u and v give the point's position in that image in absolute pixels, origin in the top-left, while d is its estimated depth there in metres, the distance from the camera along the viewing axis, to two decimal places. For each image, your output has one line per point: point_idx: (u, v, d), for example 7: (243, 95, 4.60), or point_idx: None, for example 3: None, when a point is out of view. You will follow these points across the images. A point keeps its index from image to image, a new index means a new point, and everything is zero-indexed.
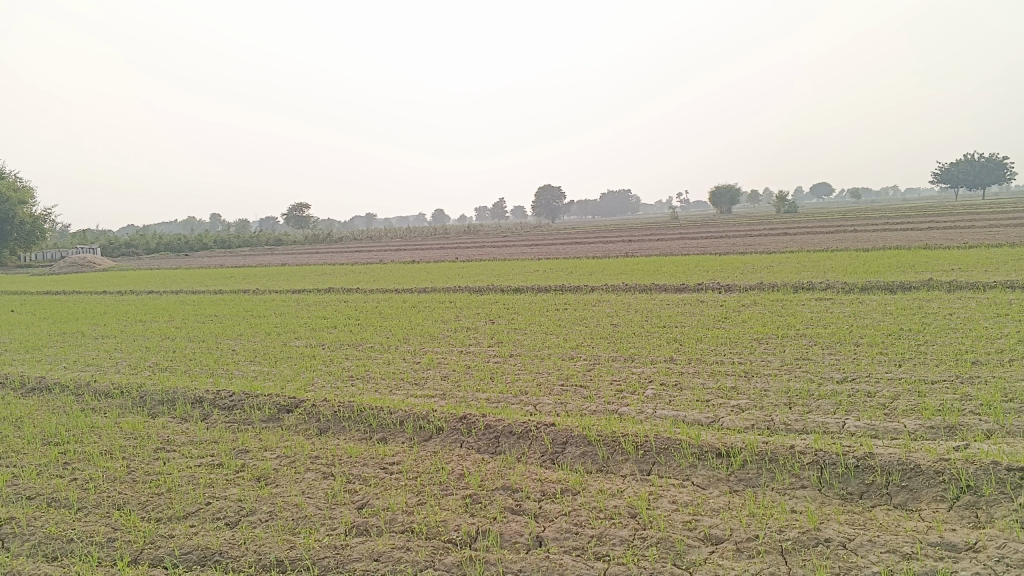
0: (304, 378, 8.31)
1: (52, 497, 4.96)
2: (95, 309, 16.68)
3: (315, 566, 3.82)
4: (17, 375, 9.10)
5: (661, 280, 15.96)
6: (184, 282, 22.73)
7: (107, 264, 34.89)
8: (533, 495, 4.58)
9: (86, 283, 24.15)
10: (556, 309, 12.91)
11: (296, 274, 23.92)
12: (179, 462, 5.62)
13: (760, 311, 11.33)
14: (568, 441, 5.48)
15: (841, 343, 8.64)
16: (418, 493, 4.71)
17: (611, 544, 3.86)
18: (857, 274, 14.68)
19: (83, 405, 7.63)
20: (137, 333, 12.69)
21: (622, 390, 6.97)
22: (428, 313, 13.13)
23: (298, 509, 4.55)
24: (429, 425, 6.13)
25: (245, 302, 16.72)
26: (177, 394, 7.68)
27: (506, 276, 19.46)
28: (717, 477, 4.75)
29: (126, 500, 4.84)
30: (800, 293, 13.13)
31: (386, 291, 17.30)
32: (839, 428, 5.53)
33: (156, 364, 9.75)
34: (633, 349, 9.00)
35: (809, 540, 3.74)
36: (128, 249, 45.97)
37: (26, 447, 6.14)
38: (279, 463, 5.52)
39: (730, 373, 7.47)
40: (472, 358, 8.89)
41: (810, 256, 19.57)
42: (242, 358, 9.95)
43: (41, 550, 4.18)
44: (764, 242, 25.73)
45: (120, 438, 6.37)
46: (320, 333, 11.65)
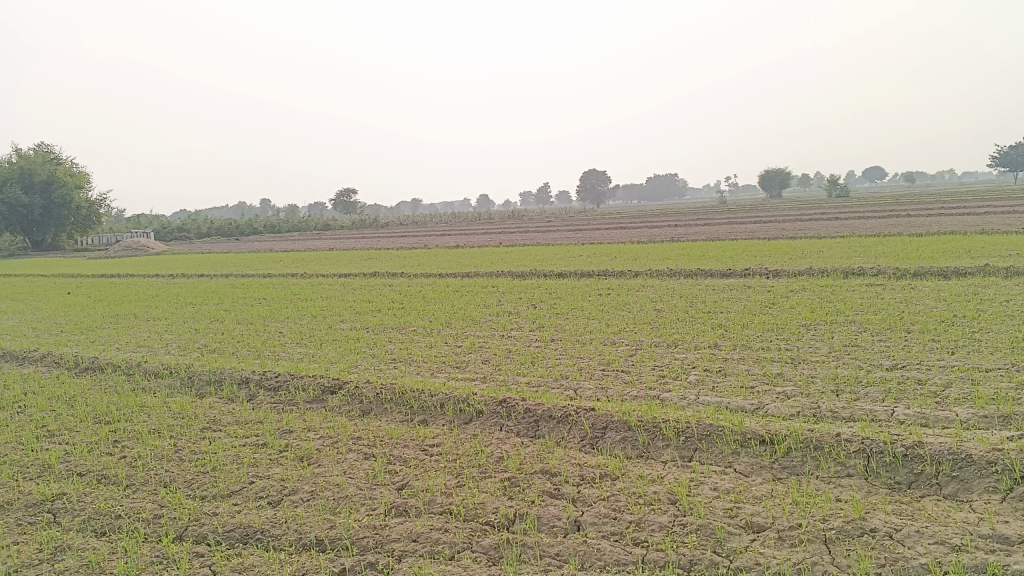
0: (348, 360, 8.40)
1: (102, 474, 5.08)
2: (149, 291, 17.10)
3: (354, 546, 3.85)
4: (71, 355, 9.35)
5: (707, 265, 15.75)
6: (234, 266, 23.16)
7: (160, 247, 35.65)
8: (572, 479, 4.56)
9: (141, 266, 24.77)
10: (599, 294, 12.82)
11: (342, 258, 24.15)
12: (225, 441, 5.72)
13: (809, 297, 11.10)
14: (608, 426, 5.44)
15: (891, 329, 8.43)
16: (458, 476, 4.72)
17: (649, 530, 3.82)
18: (909, 259, 14.34)
19: (134, 384, 7.82)
20: (188, 315, 12.96)
21: (665, 376, 6.92)
22: (471, 297, 13.16)
23: (339, 489, 4.60)
24: (469, 408, 6.14)
25: (293, 285, 16.94)
26: (224, 375, 7.83)
27: (550, 261, 19.41)
28: (761, 465, 4.67)
29: (173, 478, 4.94)
30: (849, 279, 12.85)
31: (430, 275, 17.36)
32: (887, 416, 5.40)
33: (205, 345, 9.94)
34: (676, 334, 8.91)
35: (853, 530, 3.66)
36: (180, 233, 47.00)
37: (79, 425, 6.30)
38: (323, 443, 5.58)
39: (776, 359, 7.35)
40: (514, 343, 8.89)
41: (861, 241, 19.14)
42: (289, 340, 10.09)
43: (91, 525, 4.29)
44: (813, 227, 25.25)
45: (168, 417, 6.50)
46: (364, 316, 11.76)
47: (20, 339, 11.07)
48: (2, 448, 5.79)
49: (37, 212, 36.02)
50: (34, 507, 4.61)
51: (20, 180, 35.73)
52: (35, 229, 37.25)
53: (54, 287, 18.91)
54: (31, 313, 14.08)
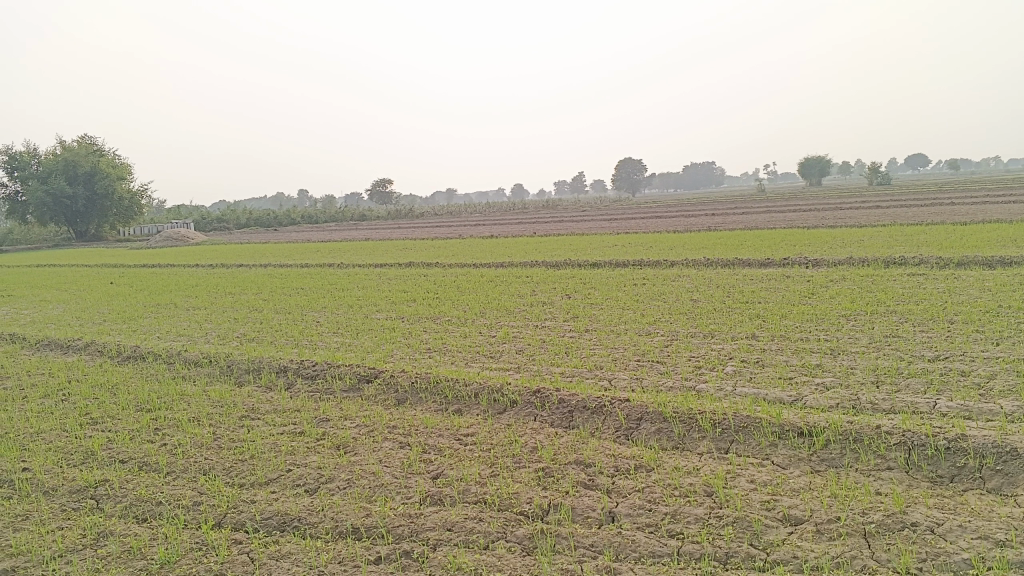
0: (383, 349, 8.45)
1: (144, 461, 5.18)
2: (188, 281, 17.36)
3: (390, 534, 3.87)
4: (114, 344, 9.52)
5: (744, 255, 15.58)
6: (272, 256, 23.42)
7: (200, 238, 36.16)
8: (606, 470, 4.54)
9: (181, 257, 25.16)
10: (634, 284, 12.74)
11: (378, 248, 24.28)
12: (263, 429, 5.79)
13: (849, 287, 10.92)
14: (643, 417, 5.41)
15: (933, 320, 8.27)
16: (492, 465, 4.73)
17: (685, 522, 3.79)
18: (953, 249, 14.04)
19: (175, 373, 7.95)
20: (226, 304, 13.13)
21: (701, 366, 6.86)
22: (505, 287, 13.16)
23: (374, 477, 4.63)
24: (503, 398, 6.14)
25: (330, 275, 17.08)
26: (262, 364, 7.92)
27: (585, 250, 19.33)
28: (798, 457, 4.61)
29: (212, 465, 5.02)
30: (890, 269, 12.61)
31: (465, 265, 17.39)
32: (929, 408, 5.30)
33: (243, 334, 10.07)
34: (712, 325, 8.83)
35: (894, 524, 3.60)
36: (220, 224, 47.65)
37: (121, 413, 6.42)
38: (359, 432, 5.62)
39: (815, 350, 7.24)
40: (548, 333, 8.87)
41: (902, 230, 18.79)
42: (325, 329, 10.18)
43: (133, 511, 4.37)
44: (853, 216, 24.84)
45: (207, 405, 6.60)
46: (400, 306, 11.83)
47: (64, 328, 11.31)
48: (48, 435, 5.92)
49: (81, 203, 36.71)
50: (78, 493, 4.71)
51: (64, 172, 36.42)
52: (79, 220, 37.99)
53: (97, 277, 19.28)
54: (76, 302, 14.37)
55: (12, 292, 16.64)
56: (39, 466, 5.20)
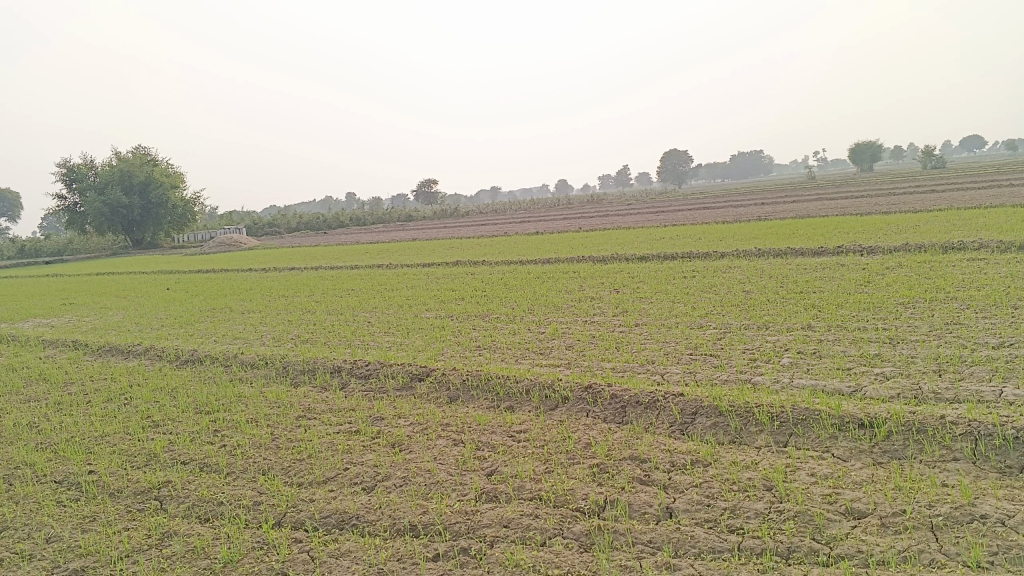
0: (435, 348, 8.50)
1: (204, 462, 5.28)
2: (242, 285, 17.66)
3: (447, 532, 3.89)
4: (172, 348, 9.73)
5: (796, 243, 15.30)
6: (323, 258, 23.74)
7: (252, 242, 36.82)
8: (662, 465, 4.49)
9: (234, 261, 25.66)
10: (683, 277, 12.61)
11: (426, 248, 24.44)
12: (319, 429, 5.86)
13: (906, 274, 10.66)
14: (698, 411, 5.35)
15: (996, 306, 8.03)
16: (546, 462, 4.72)
17: (745, 517, 3.73)
18: (1014, 232, 13.62)
19: (231, 375, 8.10)
20: (280, 307, 13.34)
21: (755, 359, 6.75)
22: (553, 283, 13.13)
23: (430, 475, 4.66)
24: (555, 394, 6.13)
25: (378, 276, 17.24)
26: (317, 364, 8.02)
27: (632, 244, 19.19)
28: (859, 449, 4.51)
29: (270, 466, 5.09)
30: (949, 254, 12.28)
31: (512, 262, 17.40)
32: (995, 396, 5.14)
33: (297, 336, 10.22)
34: (766, 316, 8.69)
35: (962, 516, 3.49)
36: (271, 228, 48.46)
37: (181, 415, 6.56)
38: (413, 430, 5.66)
39: (873, 339, 7.08)
40: (598, 328, 8.82)
41: (960, 214, 18.27)
42: (377, 329, 10.28)
43: (195, 512, 4.46)
44: (908, 201, 24.26)
45: (264, 406, 6.71)
46: (449, 304, 11.89)
47: (125, 333, 11.60)
48: (112, 438, 6.08)
49: (136, 212, 37.64)
50: (142, 494, 4.82)
51: (119, 182, 37.35)
52: (135, 227, 38.94)
53: (154, 284, 19.74)
54: (134, 308, 14.76)
55: (74, 300, 17.14)
56: (105, 468, 5.33)
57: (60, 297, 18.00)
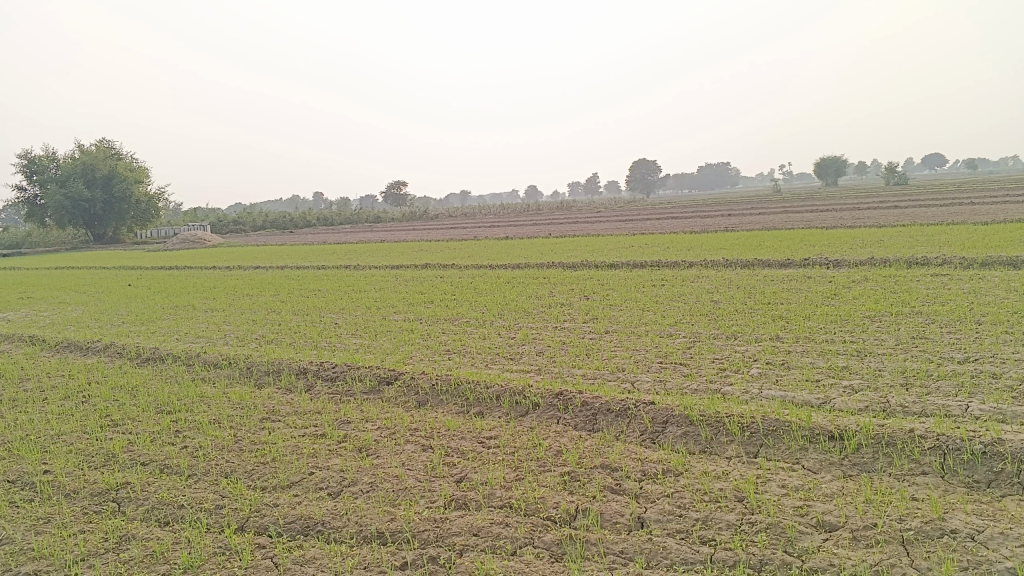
0: (403, 351, 8.41)
1: (165, 464, 5.14)
2: (206, 283, 17.38)
3: (415, 539, 3.81)
4: (133, 346, 9.52)
5: (764, 255, 15.42)
6: (289, 258, 23.46)
7: (217, 240, 36.33)
8: (634, 474, 4.46)
9: (198, 259, 25.27)
10: (653, 285, 12.65)
11: (394, 250, 24.27)
12: (284, 431, 5.74)
13: (872, 288, 10.78)
14: (669, 420, 5.33)
15: (960, 321, 8.14)
16: (517, 468, 4.66)
17: (717, 528, 3.70)
18: (975, 249, 13.87)
19: (194, 375, 7.94)
20: (244, 306, 13.13)
21: (725, 369, 6.76)
22: (522, 289, 13.09)
23: (398, 481, 4.57)
24: (525, 401, 6.07)
25: (346, 277, 17.06)
26: (282, 365, 7.89)
27: (601, 251, 19.22)
28: (829, 461, 4.51)
29: (233, 468, 4.97)
30: (913, 269, 12.45)
31: (481, 267, 17.34)
32: (961, 411, 5.19)
33: (262, 336, 10.06)
34: (735, 326, 8.73)
35: (932, 531, 3.50)
36: (236, 226, 47.87)
37: (141, 415, 6.40)
38: (380, 434, 5.57)
39: (841, 352, 7.13)
40: (568, 334, 8.79)
41: (923, 230, 18.58)
42: (344, 331, 10.16)
43: (154, 514, 4.33)
44: (873, 216, 24.64)
45: (228, 407, 6.57)
46: (418, 307, 11.79)
47: (83, 330, 11.33)
48: (68, 437, 5.91)
49: (98, 206, 36.95)
50: (99, 496, 4.67)
51: (82, 175, 36.64)
52: (97, 222, 38.25)
53: (115, 279, 19.35)
54: (94, 304, 14.43)
55: (31, 294, 16.74)
56: (60, 468, 5.17)
57: (16, 291, 17.57)
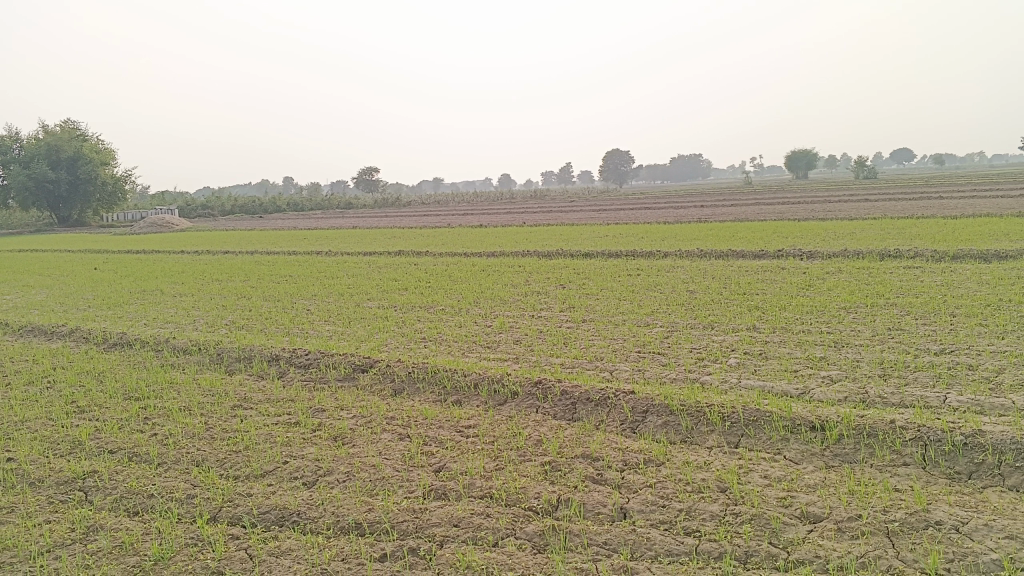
0: (378, 338, 8.29)
1: (133, 452, 5.00)
2: (175, 267, 17.08)
3: (394, 530, 3.72)
4: (99, 330, 9.30)
5: (738, 246, 15.45)
6: (259, 243, 23.15)
7: (185, 224, 35.78)
8: (615, 464, 4.40)
9: (167, 243, 24.88)
10: (628, 275, 12.62)
11: (366, 237, 24.04)
12: (256, 419, 5.62)
13: (846, 280, 10.83)
14: (649, 410, 5.28)
15: (935, 313, 8.19)
16: (496, 458, 4.59)
17: (700, 519, 3.66)
18: (946, 242, 14.02)
19: (163, 360, 7.76)
20: (214, 291, 12.91)
21: (703, 358, 6.73)
22: (498, 277, 13.00)
23: (375, 470, 4.48)
24: (504, 389, 6.00)
25: (318, 263, 16.84)
26: (254, 352, 7.74)
27: (576, 240, 19.17)
28: (811, 452, 4.49)
29: (204, 457, 4.84)
30: (886, 261, 12.54)
31: (455, 254, 17.21)
32: (940, 402, 5.20)
33: (233, 322, 9.88)
34: (712, 316, 8.72)
35: (918, 522, 3.48)
36: (205, 210, 47.18)
37: (109, 401, 6.24)
38: (356, 422, 5.47)
39: (818, 342, 7.14)
40: (544, 323, 8.72)
41: (893, 223, 18.75)
42: (317, 317, 10.00)
43: (123, 504, 4.20)
44: (844, 209, 24.85)
45: (198, 394, 6.42)
46: (392, 294, 11.65)
47: (48, 314, 11.06)
48: (33, 424, 5.73)
49: (63, 188, 36.23)
50: (65, 485, 4.52)
51: (46, 156, 35.89)
52: (62, 204, 37.51)
53: (80, 263, 18.94)
54: (58, 288, 14.12)
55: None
56: (24, 456, 5.00)
57: None
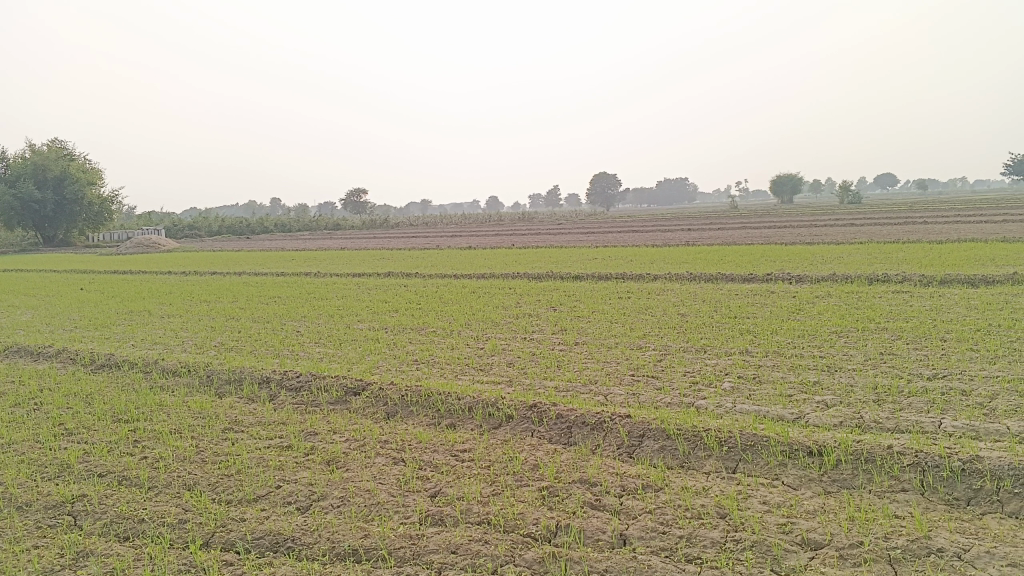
0: (369, 360, 8.23)
1: (123, 475, 4.92)
2: (162, 288, 16.98)
3: (391, 557, 3.67)
4: (87, 352, 9.19)
5: (727, 269, 15.49)
6: (247, 264, 23.07)
7: (172, 244, 35.61)
8: (613, 489, 4.37)
9: (154, 263, 24.76)
10: (619, 298, 12.64)
11: (355, 258, 23.98)
12: (248, 442, 5.55)
13: (836, 304, 10.87)
14: (646, 434, 5.25)
15: (926, 338, 8.22)
16: (493, 483, 4.54)
17: (701, 545, 3.63)
18: (933, 267, 14.13)
19: (152, 382, 7.68)
20: (202, 313, 12.82)
21: (697, 383, 6.71)
22: (488, 299, 12.99)
23: (370, 495, 4.42)
24: (498, 413, 5.96)
25: (307, 284, 16.77)
26: (244, 374, 7.67)
27: (565, 263, 19.22)
28: (809, 477, 4.47)
29: (196, 481, 4.78)
30: (874, 286, 12.62)
31: (445, 276, 17.17)
32: (935, 428, 5.19)
33: (222, 343, 9.80)
34: (704, 340, 8.72)
35: (919, 549, 3.46)
36: (191, 231, 47.02)
37: (97, 424, 6.15)
38: (350, 446, 5.42)
39: (812, 367, 7.14)
40: (537, 346, 8.69)
41: (880, 247, 18.90)
42: (307, 339, 9.93)
43: (113, 529, 4.13)
44: (831, 233, 25.04)
45: (188, 416, 6.35)
46: (382, 316, 11.60)
47: (34, 334, 10.93)
48: (19, 446, 5.64)
49: (49, 208, 36.02)
50: (54, 509, 4.44)
51: (32, 176, 35.71)
52: (47, 224, 37.29)
53: (66, 283, 18.79)
54: (44, 308, 13.98)
55: None
56: (11, 479, 4.92)
57: None
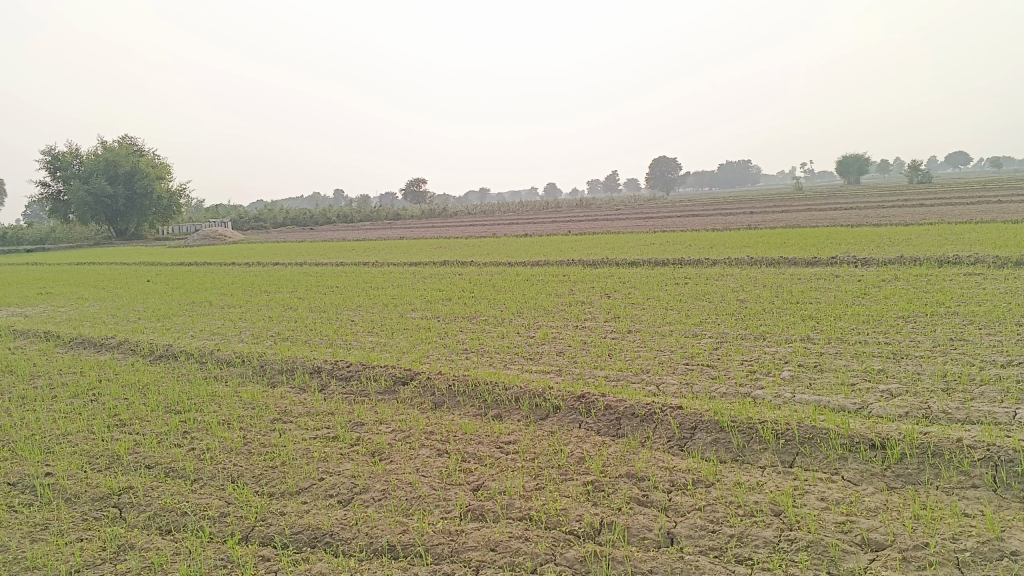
0: (420, 350, 8.17)
1: (170, 467, 4.94)
2: (224, 279, 17.27)
3: (429, 554, 3.57)
4: (146, 342, 9.36)
5: (789, 253, 15.02)
6: (308, 254, 23.33)
7: (237, 235, 36.35)
8: (661, 484, 4.20)
9: (218, 254, 25.24)
10: (676, 283, 12.36)
11: (412, 247, 24.04)
12: (294, 433, 5.53)
13: (904, 287, 10.42)
14: (698, 426, 5.05)
15: (999, 322, 7.79)
16: (537, 477, 4.41)
17: (753, 545, 3.44)
18: (1008, 247, 13.47)
19: (206, 373, 7.76)
20: (260, 303, 12.97)
21: (754, 371, 6.47)
22: (542, 286, 12.84)
23: (412, 489, 4.33)
24: (546, 403, 5.82)
25: (364, 274, 16.86)
26: (296, 364, 7.68)
27: (622, 249, 18.93)
28: (871, 472, 4.23)
29: (240, 473, 4.75)
30: (945, 268, 12.08)
31: (500, 264, 17.07)
32: (1009, 418, 4.87)
33: (278, 333, 9.89)
34: (763, 326, 8.43)
35: (990, 552, 3.21)
36: (256, 222, 47.92)
37: (150, 415, 6.22)
38: (394, 437, 5.34)
39: (876, 354, 6.82)
40: (589, 334, 8.52)
41: (951, 228, 18.14)
42: (360, 328, 9.94)
43: (156, 522, 4.12)
44: (900, 214, 24.20)
45: (239, 407, 6.37)
46: (435, 305, 11.56)
47: (99, 326, 11.19)
48: (74, 437, 5.72)
49: (120, 202, 37.11)
50: (101, 501, 4.47)
51: (104, 171, 36.72)
52: (119, 218, 38.42)
53: (135, 275, 19.32)
54: (111, 300, 14.36)
55: (50, 290, 16.68)
56: (62, 470, 4.98)
57: (35, 286, 17.50)
